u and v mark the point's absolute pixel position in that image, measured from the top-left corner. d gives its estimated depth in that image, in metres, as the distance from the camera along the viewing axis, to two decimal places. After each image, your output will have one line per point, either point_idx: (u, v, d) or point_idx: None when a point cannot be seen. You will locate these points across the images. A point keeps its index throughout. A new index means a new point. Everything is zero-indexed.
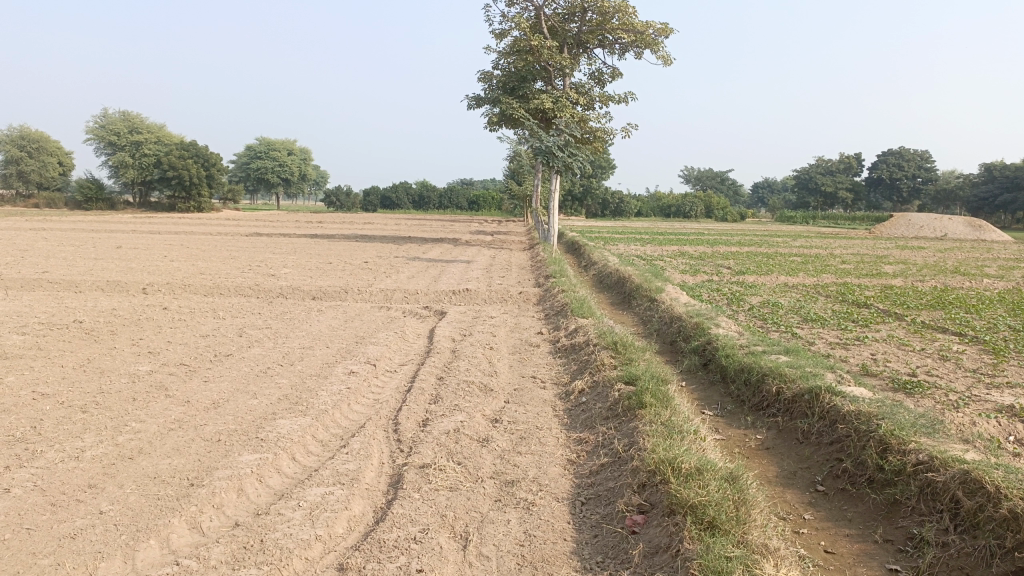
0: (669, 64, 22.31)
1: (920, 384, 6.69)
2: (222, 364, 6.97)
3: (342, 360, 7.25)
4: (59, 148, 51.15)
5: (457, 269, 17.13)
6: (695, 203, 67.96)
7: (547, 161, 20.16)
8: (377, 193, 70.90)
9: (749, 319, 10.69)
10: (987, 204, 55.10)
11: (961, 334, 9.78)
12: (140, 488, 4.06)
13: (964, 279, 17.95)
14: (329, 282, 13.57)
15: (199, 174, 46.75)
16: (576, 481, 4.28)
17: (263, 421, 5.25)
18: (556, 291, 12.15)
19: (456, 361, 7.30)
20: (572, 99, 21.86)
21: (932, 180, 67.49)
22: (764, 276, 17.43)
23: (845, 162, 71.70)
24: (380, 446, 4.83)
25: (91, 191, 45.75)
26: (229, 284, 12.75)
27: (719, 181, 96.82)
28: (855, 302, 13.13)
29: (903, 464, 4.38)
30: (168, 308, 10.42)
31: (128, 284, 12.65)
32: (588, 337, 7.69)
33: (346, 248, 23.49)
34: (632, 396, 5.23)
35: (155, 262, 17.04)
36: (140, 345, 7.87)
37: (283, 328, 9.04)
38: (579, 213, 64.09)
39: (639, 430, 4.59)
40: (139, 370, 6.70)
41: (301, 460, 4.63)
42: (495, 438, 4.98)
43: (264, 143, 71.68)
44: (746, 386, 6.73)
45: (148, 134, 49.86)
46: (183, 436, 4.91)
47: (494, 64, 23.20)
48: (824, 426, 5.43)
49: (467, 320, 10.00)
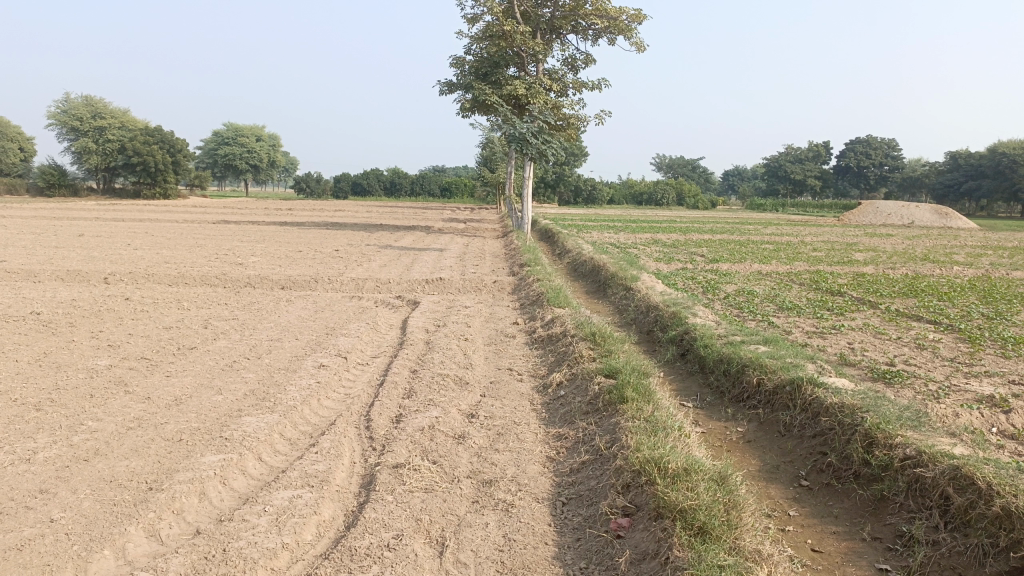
0: (642, 51, 22.20)
1: (899, 374, 6.63)
2: (186, 358, 6.69)
3: (312, 353, 7.01)
4: (19, 133, 49.79)
5: (430, 257, 16.89)
6: (667, 190, 68.20)
7: (521, 148, 19.94)
8: (348, 179, 70.12)
9: (725, 308, 10.61)
10: (951, 191, 55.95)
11: (936, 322, 9.77)
12: (95, 493, 3.82)
13: (935, 267, 18.05)
14: (298, 271, 13.27)
15: (165, 160, 45.84)
16: (556, 480, 4.12)
17: (228, 419, 5.02)
18: (531, 280, 11.99)
19: (430, 352, 7.10)
20: (545, 85, 21.64)
21: (899, 167, 68.32)
22: (738, 264, 17.39)
23: (814, 149, 72.32)
24: (351, 444, 4.62)
25: (53, 177, 44.58)
26: (195, 273, 12.40)
27: (691, 168, 97.35)
28: (830, 289, 13.12)
29: (890, 459, 4.28)
30: (131, 299, 10.09)
31: (88, 274, 12.25)
32: (565, 327, 7.53)
33: (317, 235, 23.08)
34: (612, 390, 5.07)
35: (118, 251, 16.57)
36: (99, 338, 7.55)
37: (251, 319, 8.76)
38: (551, 200, 63.94)
39: (621, 426, 4.43)
40: (98, 365, 6.41)
41: (267, 460, 4.41)
42: (471, 434, 4.79)
43: (232, 129, 70.37)
44: (725, 377, 6.63)
45: (112, 118, 48.67)
46: (143, 436, 4.66)
47: (466, 49, 22.93)
48: (807, 419, 5.33)
49: (441, 310, 9.80)
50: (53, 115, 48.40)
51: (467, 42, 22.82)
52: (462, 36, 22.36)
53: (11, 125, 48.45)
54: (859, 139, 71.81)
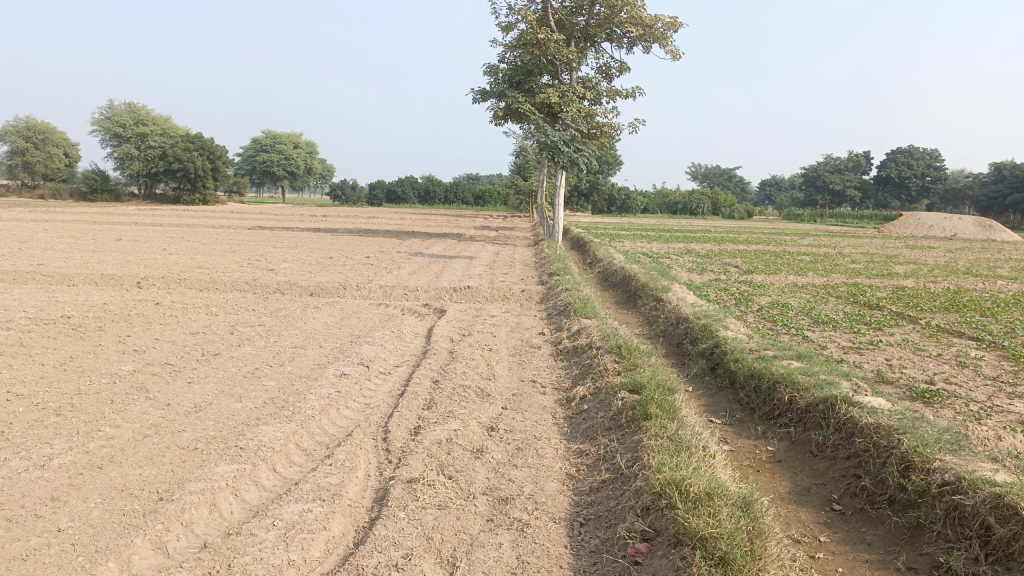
0: (678, 59, 21.98)
1: (939, 394, 6.37)
2: (209, 364, 6.67)
3: (334, 361, 6.95)
4: (65, 139, 50.99)
5: (460, 265, 16.83)
6: (702, 200, 67.58)
7: (553, 156, 19.83)
8: (383, 187, 70.65)
9: (758, 320, 10.37)
10: (996, 203, 54.64)
11: (978, 339, 9.45)
12: (105, 502, 3.77)
13: (977, 281, 17.57)
14: (328, 278, 13.30)
15: (204, 166, 46.59)
16: (575, 499, 3.98)
17: (245, 427, 4.96)
18: (560, 289, 11.86)
19: (454, 362, 7.00)
20: (578, 93, 21.51)
21: (941, 179, 66.93)
22: (773, 275, 17.07)
23: (853, 160, 71.14)
24: (366, 456, 4.53)
25: (96, 182, 45.54)
26: (225, 278, 12.48)
27: (727, 178, 96.51)
28: (867, 303, 12.79)
29: (928, 484, 4.07)
30: (161, 303, 10.16)
31: (122, 278, 12.39)
32: (592, 339, 7.38)
33: (348, 242, 23.17)
34: (636, 406, 4.91)
35: (153, 256, 16.79)
36: (126, 342, 7.59)
37: (277, 326, 8.75)
38: (585, 209, 63.72)
39: (643, 444, 4.28)
40: (122, 370, 6.42)
41: (282, 471, 4.33)
42: (489, 449, 4.67)
43: (270, 136, 71.30)
44: (755, 393, 6.44)
45: (154, 125, 49.62)
46: (159, 443, 4.62)
47: (500, 58, 22.92)
48: (840, 439, 5.12)
49: (467, 319, 9.71)
50: (98, 122, 49.46)
51: (501, 51, 22.81)
52: (495, 44, 22.34)
53: (57, 131, 49.65)
54: (900, 149, 70.48)
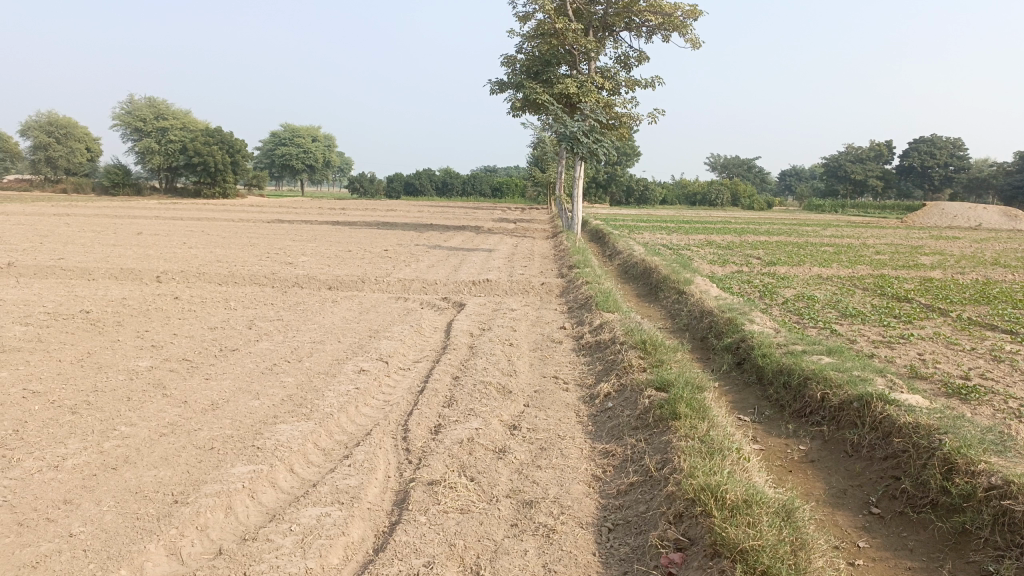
0: (698, 48, 21.68)
1: (975, 390, 6.16)
2: (226, 360, 6.57)
3: (353, 356, 6.83)
4: (86, 133, 51.32)
5: (478, 258, 16.71)
6: (722, 191, 67.03)
7: (572, 147, 19.61)
8: (401, 179, 70.65)
9: (784, 314, 10.16)
10: (1022, 192, 53.69)
11: (1012, 332, 9.18)
12: (119, 505, 3.66)
13: (1005, 272, 17.21)
14: (346, 271, 13.21)
15: (224, 160, 46.72)
16: (602, 503, 3.83)
17: (262, 426, 4.84)
18: (580, 282, 11.68)
19: (474, 358, 6.86)
20: (597, 83, 21.27)
21: (965, 168, 65.91)
22: (796, 267, 16.80)
23: (875, 149, 70.13)
24: (386, 457, 4.40)
25: (118, 176, 45.84)
26: (244, 272, 12.41)
27: (746, 168, 95.72)
28: (895, 295, 12.52)
29: (973, 488, 3.88)
30: (179, 298, 10.10)
31: (140, 271, 12.36)
32: (615, 333, 7.22)
33: (367, 235, 23.11)
34: (664, 405, 4.75)
35: (172, 249, 16.78)
36: (144, 338, 7.51)
37: (295, 321, 8.65)
38: (603, 200, 63.35)
39: (673, 445, 4.12)
40: (139, 366, 6.34)
41: (299, 472, 4.21)
42: (512, 449, 4.53)
43: (288, 129, 71.41)
44: (785, 389, 6.25)
45: (173, 119, 49.84)
46: (174, 443, 4.52)
47: (518, 48, 22.70)
48: (877, 439, 4.94)
49: (486, 313, 9.56)
50: (118, 116, 49.67)
51: (518, 41, 22.60)
52: (513, 35, 22.14)
53: (78, 126, 50.04)
54: (923, 137, 69.40)
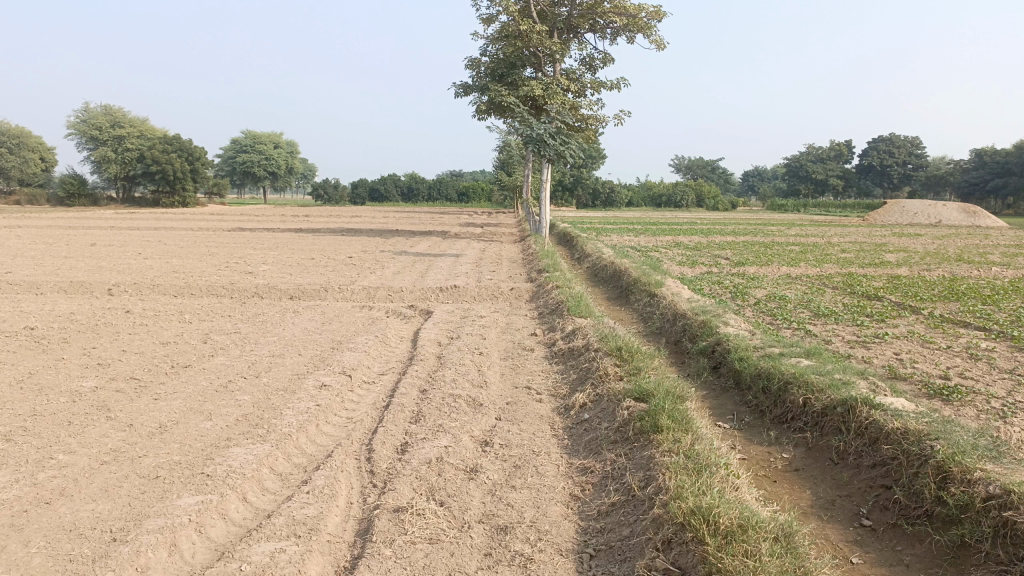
0: (662, 49, 21.64)
1: (957, 390, 6.02)
2: (178, 378, 6.19)
3: (314, 370, 6.48)
4: (40, 143, 49.95)
5: (445, 264, 16.39)
6: (686, 192, 67.37)
7: (538, 150, 19.37)
8: (365, 185, 69.92)
9: (757, 315, 10.00)
10: (977, 189, 54.67)
11: (985, 329, 9.10)
12: (49, 546, 3.31)
13: (969, 268, 17.35)
14: (309, 280, 12.80)
15: (183, 168, 45.80)
16: (582, 526, 3.57)
17: (213, 450, 4.49)
18: (550, 287, 11.43)
19: (442, 369, 6.54)
20: (562, 85, 21.11)
21: (922, 166, 67.17)
22: (765, 267, 16.74)
23: (835, 149, 71.14)
24: (349, 481, 4.09)
25: (74, 186, 44.65)
26: (202, 283, 11.96)
27: (710, 169, 96.65)
28: (865, 293, 12.46)
29: (971, 498, 3.68)
30: (131, 311, 9.64)
31: (92, 285, 11.83)
32: (588, 340, 6.96)
33: (331, 242, 22.62)
34: (645, 417, 4.49)
35: (127, 261, 16.18)
36: (91, 356, 7.08)
37: (254, 333, 8.25)
38: (569, 203, 63.42)
39: (656, 461, 3.86)
40: (82, 386, 5.92)
41: (253, 501, 3.88)
42: (484, 468, 4.24)
43: (250, 136, 70.40)
44: (765, 394, 6.05)
45: (130, 127, 48.69)
46: (117, 472, 4.15)
47: (481, 50, 22.45)
48: (864, 445, 4.74)
49: (455, 320, 9.26)
50: (73, 125, 48.40)
51: (482, 44, 22.36)
52: (477, 37, 21.89)
53: (32, 135, 48.69)
54: (882, 137, 70.57)
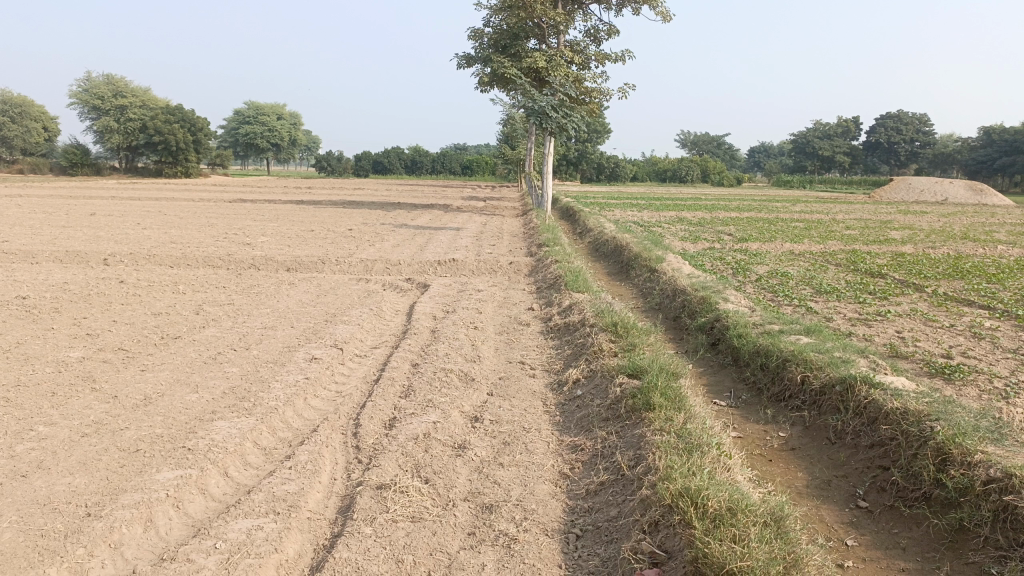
0: (668, 21, 21.29)
1: (959, 369, 5.91)
2: (167, 349, 6.10)
3: (305, 343, 6.38)
4: (43, 112, 49.64)
5: (445, 237, 16.25)
6: (692, 167, 66.88)
7: (540, 122, 19.10)
8: (369, 158, 69.51)
9: (758, 291, 9.88)
10: (985, 167, 54.15)
11: (989, 308, 8.96)
12: (21, 520, 3.22)
13: (976, 245, 17.15)
14: (306, 252, 12.68)
15: (185, 138, 45.52)
16: (570, 505, 3.47)
17: (197, 423, 4.39)
18: (549, 261, 11.30)
19: (435, 343, 6.44)
20: (566, 57, 20.80)
21: (930, 143, 66.57)
22: (768, 243, 16.58)
23: (843, 125, 70.47)
24: (333, 456, 4.00)
25: (76, 156, 44.40)
26: (199, 254, 11.83)
27: (716, 145, 95.97)
28: (869, 270, 12.32)
29: (971, 481, 3.57)
30: (125, 281, 9.55)
31: (88, 255, 11.72)
32: (584, 315, 6.84)
33: (332, 214, 22.43)
34: (637, 395, 4.38)
35: (125, 231, 16.05)
36: (81, 326, 6.98)
37: (247, 305, 8.14)
38: (574, 177, 63.05)
39: (647, 440, 3.76)
40: (69, 357, 5.83)
41: (234, 477, 3.80)
42: (472, 444, 4.15)
43: (253, 107, 69.87)
44: (763, 372, 5.94)
45: (133, 97, 48.31)
46: (97, 445, 4.06)
47: (485, 21, 22.13)
48: (862, 425, 4.64)
49: (451, 294, 9.14)
50: (75, 94, 48.03)
51: (486, 14, 22.03)
52: (480, 7, 21.57)
53: (34, 104, 48.40)
54: (890, 114, 69.85)
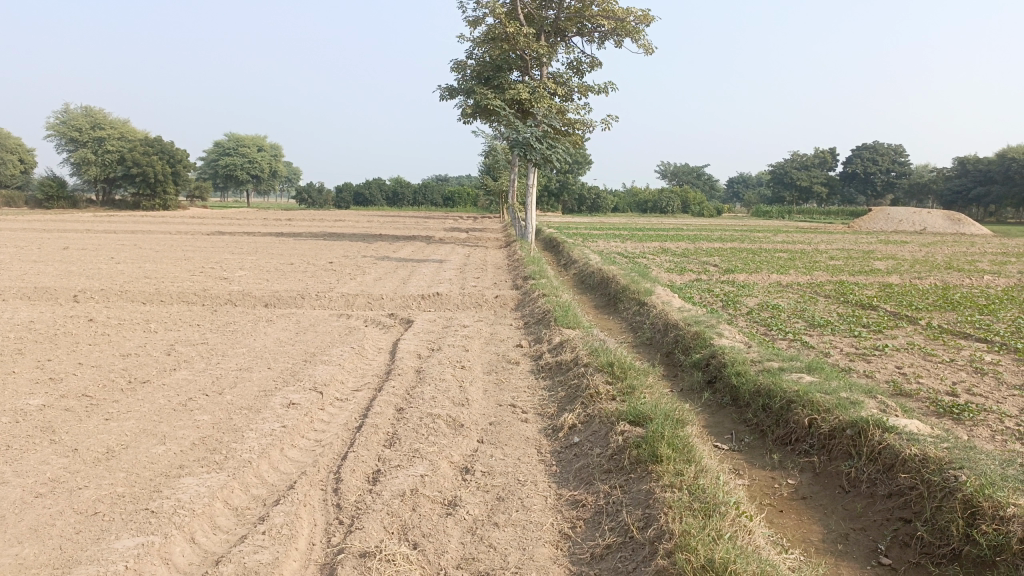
0: (650, 53, 21.34)
1: (969, 408, 5.67)
2: (134, 395, 5.72)
3: (283, 386, 6.02)
4: (20, 145, 49.10)
5: (428, 270, 15.97)
6: (672, 198, 67.27)
7: (525, 154, 18.94)
8: (350, 189, 69.28)
9: (751, 325, 9.65)
10: (960, 197, 54.89)
11: (986, 341, 8.78)
12: None
13: (961, 276, 17.11)
14: (285, 286, 12.33)
15: (164, 170, 45.13)
16: (574, 572, 3.16)
17: (163, 480, 4.04)
18: (536, 295, 11.02)
19: (421, 385, 6.10)
20: (549, 89, 20.73)
21: (905, 174, 67.57)
22: (754, 274, 16.44)
23: (819, 156, 71.37)
24: (312, 518, 3.66)
25: (53, 189, 43.75)
26: (174, 289, 11.44)
27: (695, 176, 96.88)
28: (858, 302, 12.16)
29: (1006, 538, 3.30)
30: (95, 320, 9.13)
31: (57, 291, 11.28)
32: (577, 354, 6.55)
33: (312, 247, 22.06)
34: (641, 444, 4.09)
35: (98, 266, 15.59)
36: (44, 369, 6.58)
37: (222, 344, 7.77)
38: (555, 209, 63.13)
39: (657, 499, 3.46)
40: (28, 404, 5.44)
41: (202, 544, 3.44)
42: (464, 501, 3.82)
43: (233, 139, 69.59)
44: (765, 412, 5.66)
45: (111, 129, 47.82)
46: (51, 507, 3.68)
47: (467, 53, 22.07)
48: (878, 472, 4.36)
49: (436, 330, 8.82)
50: (53, 127, 47.52)
51: (468, 46, 21.97)
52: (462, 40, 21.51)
53: (10, 136, 47.84)
54: (866, 145, 70.89)
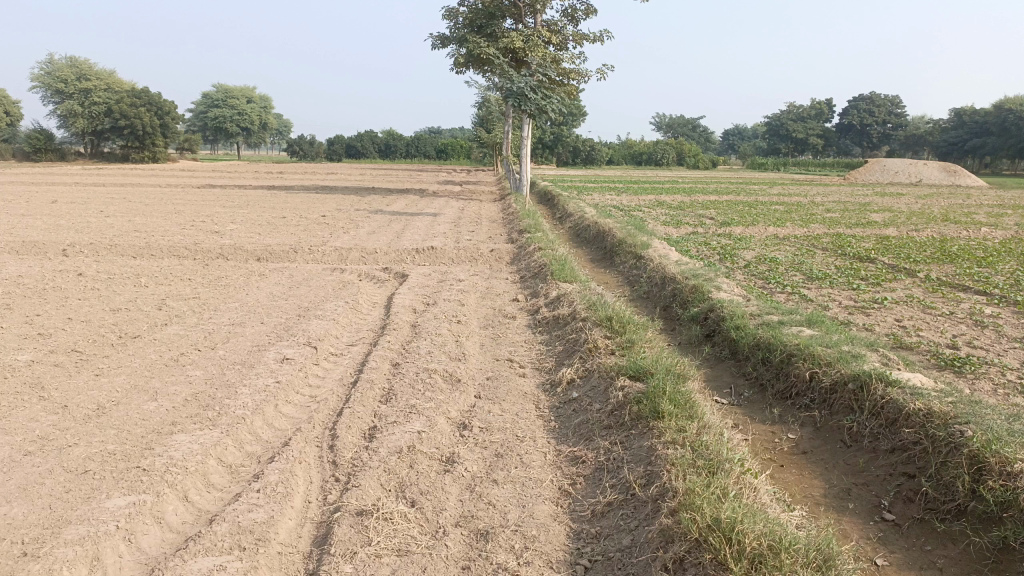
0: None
1: (970, 361, 5.62)
2: (124, 351, 5.62)
3: (276, 342, 5.92)
4: (5, 96, 48.27)
5: (422, 223, 15.77)
6: (667, 150, 66.62)
7: (519, 104, 18.59)
8: (342, 142, 68.38)
9: (748, 278, 9.56)
10: (956, 148, 54.47)
11: (985, 293, 8.71)
12: None
13: (958, 228, 16.99)
14: (277, 240, 12.16)
15: (152, 122, 44.49)
16: (575, 530, 3.10)
17: (155, 438, 3.96)
18: (531, 249, 10.88)
19: (416, 340, 6.01)
20: (544, 38, 20.29)
21: (902, 125, 67.02)
22: (751, 227, 16.27)
23: (816, 107, 70.66)
24: (307, 475, 3.59)
25: (40, 141, 43.11)
26: (164, 243, 11.26)
27: (690, 127, 95.96)
28: (856, 254, 12.06)
29: (1014, 495, 3.25)
30: (83, 274, 8.97)
31: (46, 245, 11.10)
32: (574, 308, 6.45)
33: (304, 200, 21.79)
34: (642, 401, 4.02)
35: (87, 219, 15.36)
36: (32, 325, 6.46)
37: (214, 299, 7.64)
38: (550, 161, 62.57)
39: (659, 456, 3.39)
40: (16, 361, 5.34)
41: (195, 502, 3.38)
42: (462, 457, 3.75)
43: (222, 90, 68.48)
44: (765, 366, 5.60)
45: (97, 80, 46.92)
46: (40, 466, 3.60)
47: (460, 1, 21.55)
48: (880, 427, 4.31)
49: (431, 284, 8.71)
50: (37, 78, 46.62)
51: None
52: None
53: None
54: (863, 96, 70.09)
